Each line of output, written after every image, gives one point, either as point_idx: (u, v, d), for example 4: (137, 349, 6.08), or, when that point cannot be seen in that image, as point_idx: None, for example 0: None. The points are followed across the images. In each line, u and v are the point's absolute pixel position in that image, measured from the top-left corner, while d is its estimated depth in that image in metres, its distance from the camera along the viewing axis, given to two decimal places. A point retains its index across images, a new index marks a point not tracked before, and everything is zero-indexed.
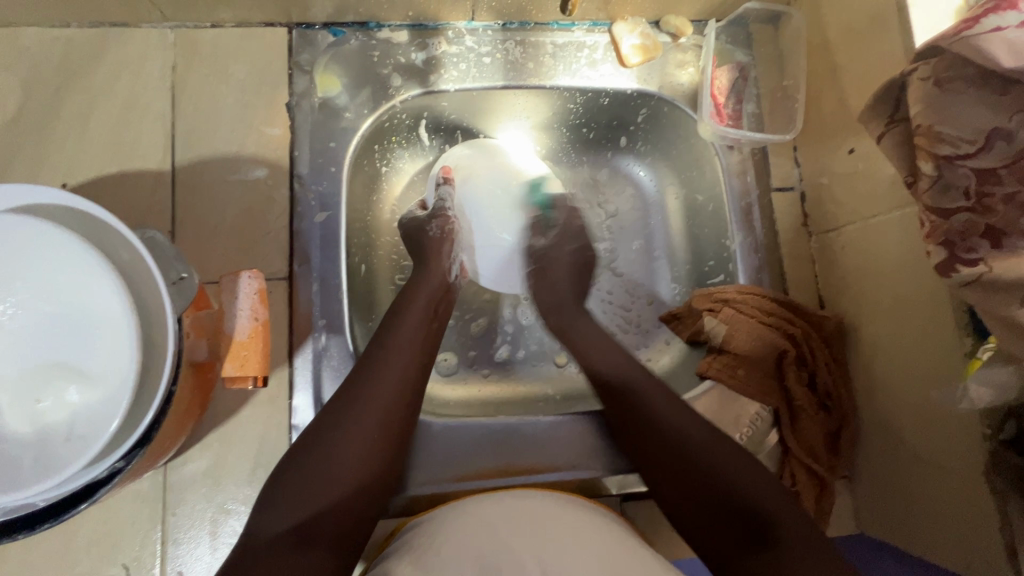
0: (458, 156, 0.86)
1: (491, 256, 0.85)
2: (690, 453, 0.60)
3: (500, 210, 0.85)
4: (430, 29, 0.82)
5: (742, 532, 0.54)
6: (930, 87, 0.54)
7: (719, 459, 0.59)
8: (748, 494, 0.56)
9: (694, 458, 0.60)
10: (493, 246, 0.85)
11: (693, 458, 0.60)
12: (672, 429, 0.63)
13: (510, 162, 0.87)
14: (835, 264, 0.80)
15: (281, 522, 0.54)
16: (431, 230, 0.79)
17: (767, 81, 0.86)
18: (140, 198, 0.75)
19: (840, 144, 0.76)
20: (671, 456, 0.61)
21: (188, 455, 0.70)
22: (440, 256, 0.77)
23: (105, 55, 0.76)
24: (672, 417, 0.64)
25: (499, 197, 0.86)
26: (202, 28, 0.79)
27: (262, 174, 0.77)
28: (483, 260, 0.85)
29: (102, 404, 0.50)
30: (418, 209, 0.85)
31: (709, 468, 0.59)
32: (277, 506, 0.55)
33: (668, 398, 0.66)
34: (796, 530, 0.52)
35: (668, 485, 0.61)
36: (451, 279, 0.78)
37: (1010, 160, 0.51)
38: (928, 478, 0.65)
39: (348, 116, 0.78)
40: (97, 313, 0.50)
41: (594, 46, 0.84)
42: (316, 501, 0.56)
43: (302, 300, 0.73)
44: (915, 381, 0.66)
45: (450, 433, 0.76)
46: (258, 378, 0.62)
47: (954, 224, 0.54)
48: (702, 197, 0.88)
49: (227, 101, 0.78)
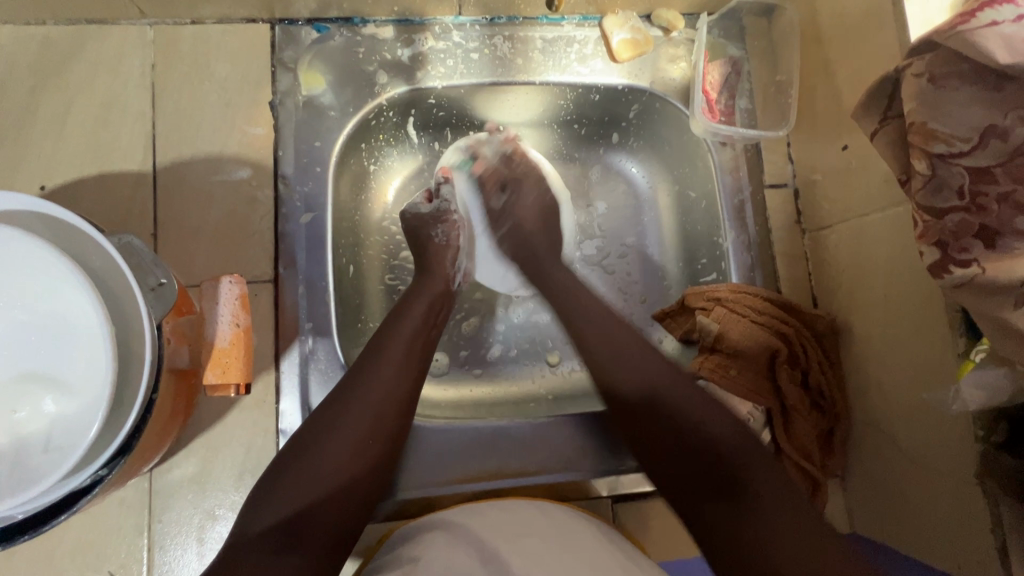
0: (459, 154, 0.85)
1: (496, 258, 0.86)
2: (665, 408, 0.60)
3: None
4: (416, 24, 0.80)
5: (706, 482, 0.56)
6: (924, 83, 0.53)
7: (693, 415, 0.59)
8: (725, 452, 0.56)
9: (652, 402, 0.61)
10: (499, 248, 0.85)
11: (641, 385, 0.62)
12: (652, 384, 0.62)
13: (509, 153, 0.84)
14: (829, 262, 0.79)
15: (265, 519, 0.53)
16: (437, 237, 0.79)
17: (760, 75, 0.85)
18: (120, 200, 0.73)
19: (833, 141, 0.75)
20: (647, 408, 0.61)
21: (174, 460, 0.69)
22: (443, 261, 0.78)
23: (82, 53, 0.75)
24: (648, 367, 0.63)
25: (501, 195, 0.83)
26: (182, 25, 0.77)
27: (245, 174, 0.76)
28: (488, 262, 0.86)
29: (80, 415, 0.49)
30: (422, 199, 0.84)
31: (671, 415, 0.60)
32: (263, 506, 0.54)
33: (649, 354, 0.65)
34: (765, 487, 0.53)
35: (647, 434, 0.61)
36: (452, 284, 0.78)
37: (1004, 159, 0.50)
38: (922, 481, 0.64)
39: (333, 115, 0.76)
40: (74, 322, 0.49)
41: (584, 41, 0.83)
42: (303, 499, 0.55)
43: (288, 303, 0.72)
44: (911, 382, 0.65)
45: (439, 436, 0.75)
46: (239, 386, 0.62)
47: (948, 224, 0.53)
48: (695, 194, 0.87)
49: (209, 100, 0.76)
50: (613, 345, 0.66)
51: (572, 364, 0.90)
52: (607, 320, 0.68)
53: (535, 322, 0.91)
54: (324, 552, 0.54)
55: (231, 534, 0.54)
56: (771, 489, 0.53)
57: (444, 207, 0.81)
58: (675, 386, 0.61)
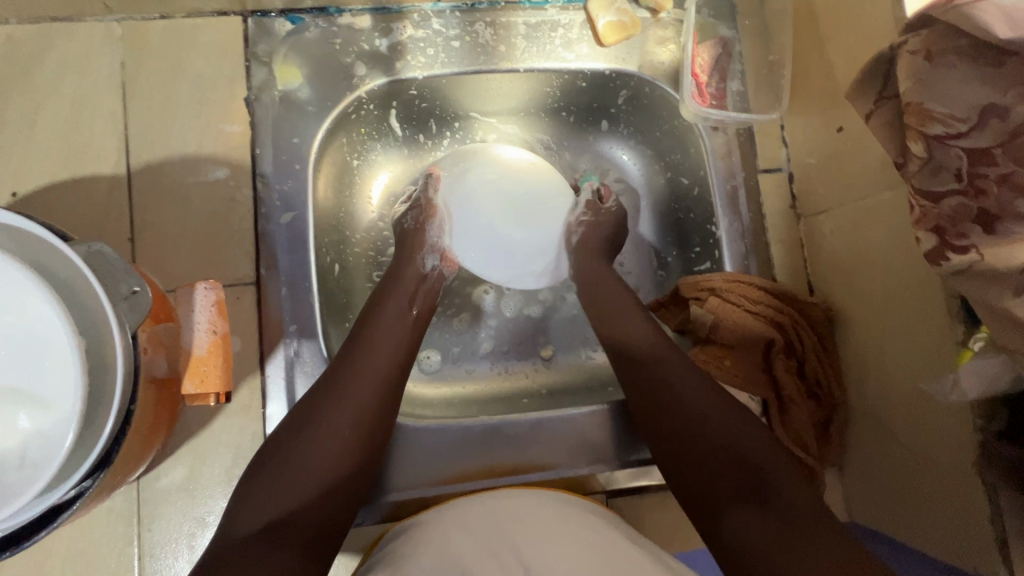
0: (448, 159, 0.83)
1: (494, 254, 0.79)
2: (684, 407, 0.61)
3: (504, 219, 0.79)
4: (394, 12, 0.77)
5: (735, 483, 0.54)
6: (920, 61, 0.51)
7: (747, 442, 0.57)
8: (769, 476, 0.54)
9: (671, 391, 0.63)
10: (486, 243, 0.79)
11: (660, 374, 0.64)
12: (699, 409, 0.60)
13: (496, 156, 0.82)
14: (824, 249, 0.77)
15: (246, 525, 0.52)
16: (407, 220, 0.79)
17: (752, 56, 0.82)
18: (94, 206, 0.71)
19: (828, 122, 0.72)
20: (688, 430, 0.59)
21: (161, 468, 0.69)
22: (414, 249, 0.76)
23: (49, 53, 0.72)
24: (710, 393, 0.61)
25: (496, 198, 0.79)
26: (151, 20, 0.74)
27: (223, 175, 0.74)
28: (485, 257, 0.79)
29: (54, 428, 0.47)
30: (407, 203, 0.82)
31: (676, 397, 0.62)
32: (249, 510, 0.53)
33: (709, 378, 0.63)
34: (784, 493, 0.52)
35: (677, 457, 0.60)
36: (426, 270, 0.76)
37: (1003, 139, 0.47)
38: (917, 468, 0.63)
39: (310, 110, 0.74)
40: (44, 335, 0.48)
41: (569, 25, 0.80)
42: (288, 500, 0.54)
43: (271, 306, 0.71)
44: (908, 371, 0.63)
45: (430, 435, 0.74)
46: (219, 395, 0.60)
47: (945, 209, 0.51)
48: (687, 180, 0.85)
49: (183, 98, 0.74)
50: (667, 368, 0.64)
51: (568, 356, 0.89)
52: (651, 340, 0.67)
53: (527, 315, 0.89)
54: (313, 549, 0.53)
55: (216, 536, 0.53)
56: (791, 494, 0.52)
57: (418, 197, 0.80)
58: (731, 414, 0.60)
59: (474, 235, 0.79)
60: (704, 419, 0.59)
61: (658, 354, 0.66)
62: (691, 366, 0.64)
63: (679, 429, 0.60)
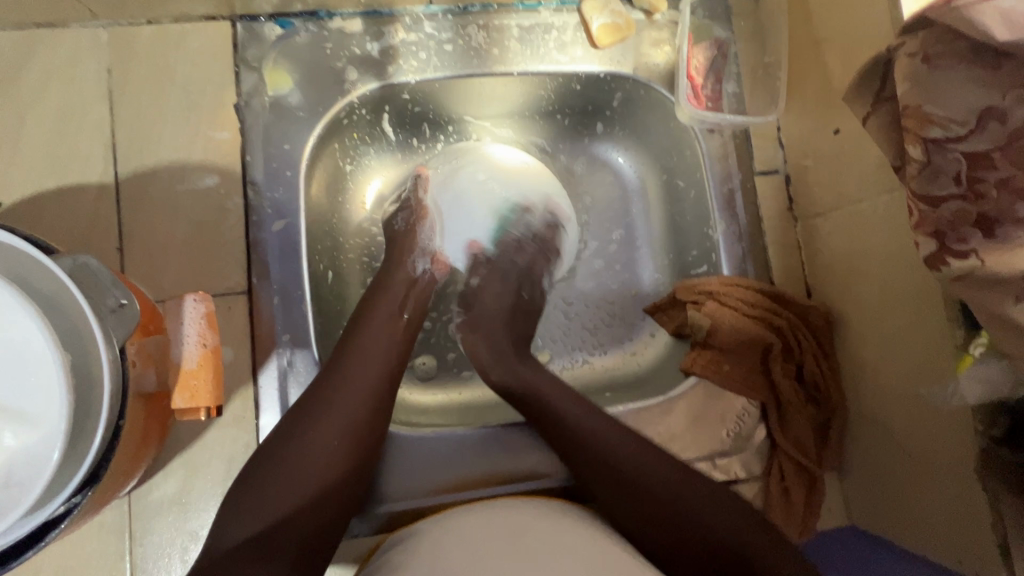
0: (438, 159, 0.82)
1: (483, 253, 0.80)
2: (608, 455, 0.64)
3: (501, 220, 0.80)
4: (385, 16, 0.76)
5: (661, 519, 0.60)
6: (918, 64, 0.51)
7: (687, 494, 0.60)
8: (714, 524, 0.58)
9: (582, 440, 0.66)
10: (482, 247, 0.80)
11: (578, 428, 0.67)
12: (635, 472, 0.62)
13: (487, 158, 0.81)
14: (822, 251, 0.76)
15: (236, 534, 0.51)
16: (397, 221, 0.78)
17: (748, 57, 0.81)
18: (82, 215, 0.70)
19: (825, 124, 0.72)
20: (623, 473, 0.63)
21: (153, 481, 0.68)
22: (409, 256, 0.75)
23: (34, 60, 0.71)
24: (636, 456, 0.63)
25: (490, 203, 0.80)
26: (138, 26, 0.73)
27: (213, 182, 0.72)
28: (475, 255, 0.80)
29: (41, 445, 0.46)
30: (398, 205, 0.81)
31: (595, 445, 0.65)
32: (239, 521, 0.53)
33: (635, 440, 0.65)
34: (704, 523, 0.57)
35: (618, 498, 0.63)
36: (417, 274, 0.74)
37: (1003, 142, 0.47)
38: (918, 472, 0.63)
39: (301, 115, 0.73)
40: (27, 351, 0.46)
41: (563, 27, 0.79)
42: (277, 514, 0.53)
43: (263, 315, 0.70)
44: (907, 376, 0.63)
45: (427, 445, 0.73)
46: (210, 409, 0.59)
47: (944, 213, 0.50)
48: (683, 183, 0.84)
49: (172, 104, 0.73)
50: (589, 438, 0.65)
51: (562, 364, 0.87)
52: (569, 408, 0.68)
53: None
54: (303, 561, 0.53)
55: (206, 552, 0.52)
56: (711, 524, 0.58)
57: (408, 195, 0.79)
58: (665, 468, 0.62)
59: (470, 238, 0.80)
60: (635, 481, 0.62)
61: (580, 424, 0.66)
62: (615, 432, 0.65)
63: (622, 490, 0.62)
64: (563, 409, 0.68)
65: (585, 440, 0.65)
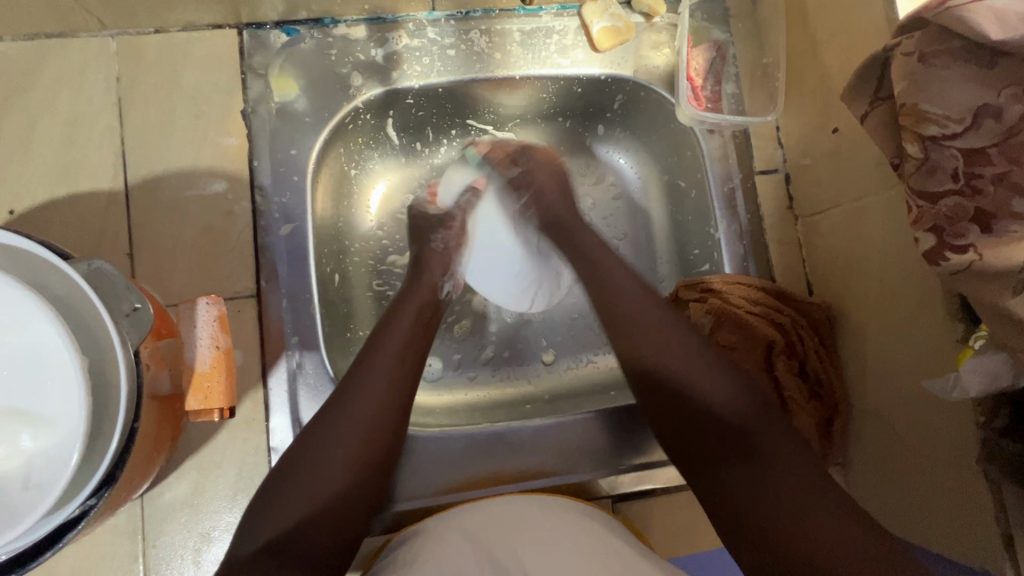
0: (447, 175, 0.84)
1: (490, 266, 0.83)
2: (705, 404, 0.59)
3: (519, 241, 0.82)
4: (389, 22, 0.77)
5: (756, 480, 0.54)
6: (914, 63, 0.52)
7: (756, 420, 0.58)
8: (811, 499, 0.52)
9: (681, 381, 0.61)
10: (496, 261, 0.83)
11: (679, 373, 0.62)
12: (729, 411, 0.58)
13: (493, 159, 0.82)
14: (822, 249, 0.77)
15: (259, 535, 0.53)
16: (436, 244, 0.78)
17: (746, 58, 0.82)
18: (93, 221, 0.71)
19: (824, 123, 0.73)
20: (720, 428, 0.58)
21: (165, 483, 0.68)
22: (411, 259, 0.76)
23: (44, 69, 0.72)
24: (731, 394, 0.59)
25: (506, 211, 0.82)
26: (146, 34, 0.74)
27: (221, 188, 0.73)
28: (481, 266, 0.83)
29: (59, 447, 0.47)
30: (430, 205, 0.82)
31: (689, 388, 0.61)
32: (260, 522, 0.54)
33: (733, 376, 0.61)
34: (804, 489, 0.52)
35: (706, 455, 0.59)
36: (441, 294, 0.75)
37: (999, 139, 0.48)
38: (925, 468, 0.63)
39: (308, 121, 0.74)
40: (45, 355, 0.47)
41: (564, 31, 0.80)
42: (291, 518, 0.54)
43: (272, 318, 0.70)
44: (911, 371, 0.63)
45: (436, 445, 0.74)
46: (223, 410, 0.60)
47: (943, 208, 0.51)
48: (685, 183, 0.85)
49: (180, 111, 0.74)
50: (678, 370, 0.62)
51: (569, 362, 0.89)
52: (668, 338, 0.64)
53: (529, 320, 0.89)
54: (327, 560, 0.54)
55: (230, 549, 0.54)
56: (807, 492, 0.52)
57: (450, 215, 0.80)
58: (760, 412, 0.58)
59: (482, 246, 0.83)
60: (730, 420, 0.58)
61: (676, 355, 0.62)
62: (717, 367, 0.61)
63: (715, 428, 0.58)
64: (658, 342, 0.64)
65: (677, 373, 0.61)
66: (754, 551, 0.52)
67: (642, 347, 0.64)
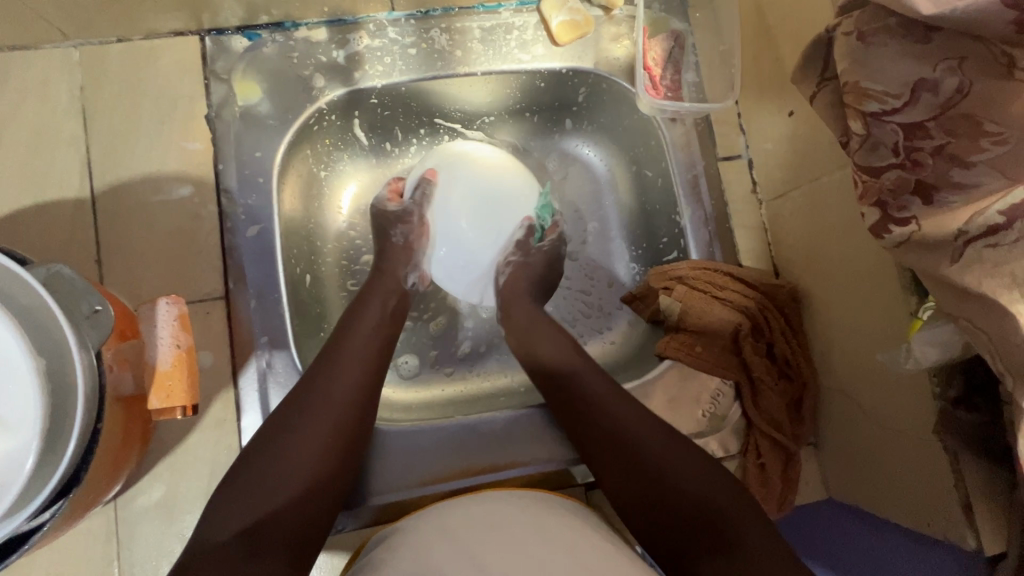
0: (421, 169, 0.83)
1: (454, 258, 0.81)
2: (653, 472, 0.59)
3: (478, 230, 0.81)
4: (350, 24, 0.78)
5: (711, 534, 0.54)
6: (853, 42, 0.50)
7: (703, 485, 0.57)
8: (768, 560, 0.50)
9: (631, 454, 0.61)
10: (468, 261, 0.81)
11: (629, 448, 0.62)
12: (671, 472, 0.59)
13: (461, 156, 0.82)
14: (784, 232, 0.78)
15: (224, 526, 0.52)
16: (397, 237, 0.80)
17: (705, 46, 0.83)
18: (60, 230, 0.72)
19: (781, 107, 0.74)
20: (675, 500, 0.57)
21: (139, 487, 0.69)
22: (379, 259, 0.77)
23: (7, 82, 0.73)
24: (703, 480, 0.58)
25: (476, 206, 0.81)
26: (108, 44, 0.75)
27: (187, 192, 0.74)
28: (451, 274, 0.81)
29: (18, 449, 0.48)
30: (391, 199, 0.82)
31: (642, 458, 0.61)
32: (228, 511, 0.53)
33: (703, 464, 0.59)
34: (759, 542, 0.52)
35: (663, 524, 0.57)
36: (406, 286, 0.78)
37: (937, 112, 0.47)
38: (886, 437, 0.64)
39: (272, 123, 0.75)
40: (2, 359, 0.48)
41: (524, 26, 0.81)
42: (260, 510, 0.54)
43: (241, 318, 0.71)
44: (866, 344, 0.65)
45: (408, 439, 0.74)
46: (185, 408, 0.60)
47: (886, 182, 0.51)
48: (651, 172, 0.86)
49: (144, 119, 0.75)
50: (647, 451, 0.61)
51: None
52: (637, 424, 0.64)
53: None
54: (295, 557, 0.53)
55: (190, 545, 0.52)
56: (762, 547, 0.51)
57: (409, 209, 0.80)
58: (704, 475, 0.58)
59: (451, 243, 0.81)
60: (689, 497, 0.57)
61: (645, 435, 0.62)
62: (679, 447, 0.61)
63: (679, 503, 0.57)
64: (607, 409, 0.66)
65: (643, 455, 0.61)
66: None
67: (598, 426, 0.65)
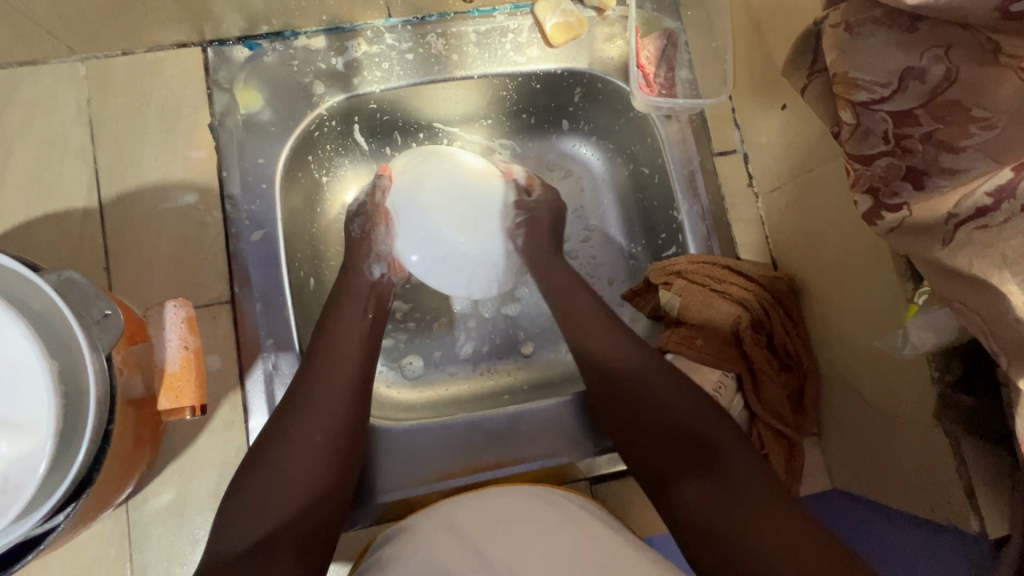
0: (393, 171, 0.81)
1: (428, 253, 0.77)
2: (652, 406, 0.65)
3: (449, 216, 0.76)
4: (348, 31, 0.80)
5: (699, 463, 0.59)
6: (842, 33, 0.50)
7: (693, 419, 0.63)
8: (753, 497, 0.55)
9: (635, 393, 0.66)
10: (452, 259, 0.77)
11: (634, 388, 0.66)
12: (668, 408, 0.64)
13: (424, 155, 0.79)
14: (781, 224, 0.79)
15: (233, 539, 0.53)
16: (354, 230, 0.78)
17: (698, 44, 0.84)
18: (69, 240, 0.74)
19: (775, 101, 0.75)
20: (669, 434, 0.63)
21: (150, 490, 0.70)
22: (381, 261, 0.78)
23: (16, 96, 0.75)
24: (698, 416, 0.63)
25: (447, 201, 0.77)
26: (113, 57, 0.77)
27: (192, 200, 0.76)
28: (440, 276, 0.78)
29: (32, 450, 0.49)
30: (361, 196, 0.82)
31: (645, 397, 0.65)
32: (235, 520, 0.54)
33: (698, 405, 0.64)
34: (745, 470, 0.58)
35: (660, 450, 0.63)
36: (374, 278, 0.76)
37: (925, 99, 0.47)
38: (888, 425, 0.64)
39: (274, 130, 0.75)
40: (16, 363, 0.49)
41: (519, 29, 0.83)
42: (262, 524, 0.54)
43: (247, 322, 0.72)
44: (867, 334, 0.65)
45: (413, 437, 0.75)
46: (195, 407, 0.62)
47: (876, 170, 0.52)
48: (648, 169, 0.87)
49: (150, 129, 0.77)
50: (656, 400, 0.64)
51: (548, 352, 0.91)
52: (646, 373, 0.67)
53: (506, 314, 0.91)
54: (304, 558, 0.54)
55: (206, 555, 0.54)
56: (746, 477, 0.57)
57: (364, 202, 0.80)
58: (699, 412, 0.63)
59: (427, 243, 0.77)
60: (684, 430, 0.62)
61: (647, 377, 0.67)
62: (679, 391, 0.65)
63: (686, 451, 0.61)
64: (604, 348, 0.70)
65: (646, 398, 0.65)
66: (700, 552, 0.55)
67: (602, 366, 0.69)
